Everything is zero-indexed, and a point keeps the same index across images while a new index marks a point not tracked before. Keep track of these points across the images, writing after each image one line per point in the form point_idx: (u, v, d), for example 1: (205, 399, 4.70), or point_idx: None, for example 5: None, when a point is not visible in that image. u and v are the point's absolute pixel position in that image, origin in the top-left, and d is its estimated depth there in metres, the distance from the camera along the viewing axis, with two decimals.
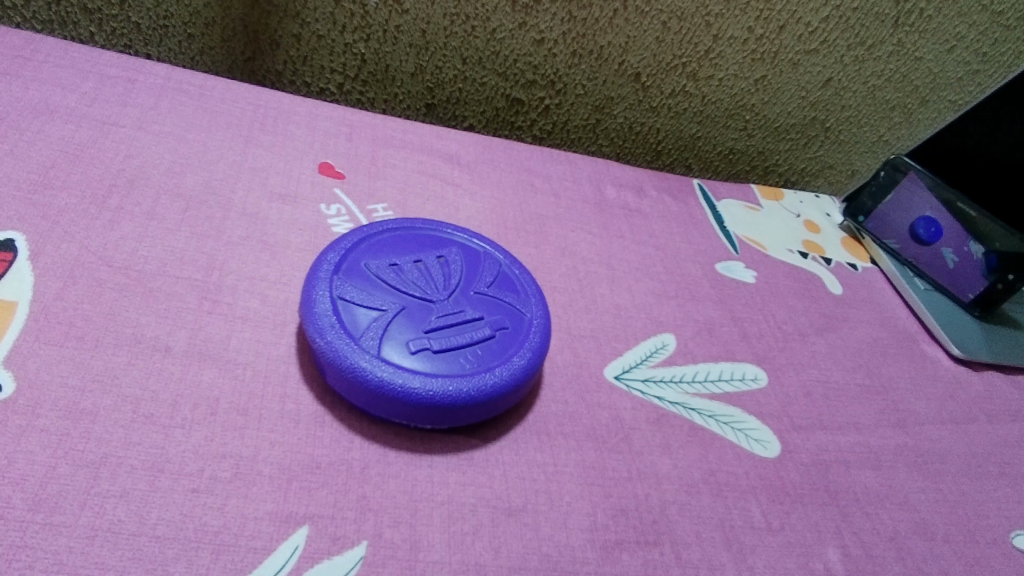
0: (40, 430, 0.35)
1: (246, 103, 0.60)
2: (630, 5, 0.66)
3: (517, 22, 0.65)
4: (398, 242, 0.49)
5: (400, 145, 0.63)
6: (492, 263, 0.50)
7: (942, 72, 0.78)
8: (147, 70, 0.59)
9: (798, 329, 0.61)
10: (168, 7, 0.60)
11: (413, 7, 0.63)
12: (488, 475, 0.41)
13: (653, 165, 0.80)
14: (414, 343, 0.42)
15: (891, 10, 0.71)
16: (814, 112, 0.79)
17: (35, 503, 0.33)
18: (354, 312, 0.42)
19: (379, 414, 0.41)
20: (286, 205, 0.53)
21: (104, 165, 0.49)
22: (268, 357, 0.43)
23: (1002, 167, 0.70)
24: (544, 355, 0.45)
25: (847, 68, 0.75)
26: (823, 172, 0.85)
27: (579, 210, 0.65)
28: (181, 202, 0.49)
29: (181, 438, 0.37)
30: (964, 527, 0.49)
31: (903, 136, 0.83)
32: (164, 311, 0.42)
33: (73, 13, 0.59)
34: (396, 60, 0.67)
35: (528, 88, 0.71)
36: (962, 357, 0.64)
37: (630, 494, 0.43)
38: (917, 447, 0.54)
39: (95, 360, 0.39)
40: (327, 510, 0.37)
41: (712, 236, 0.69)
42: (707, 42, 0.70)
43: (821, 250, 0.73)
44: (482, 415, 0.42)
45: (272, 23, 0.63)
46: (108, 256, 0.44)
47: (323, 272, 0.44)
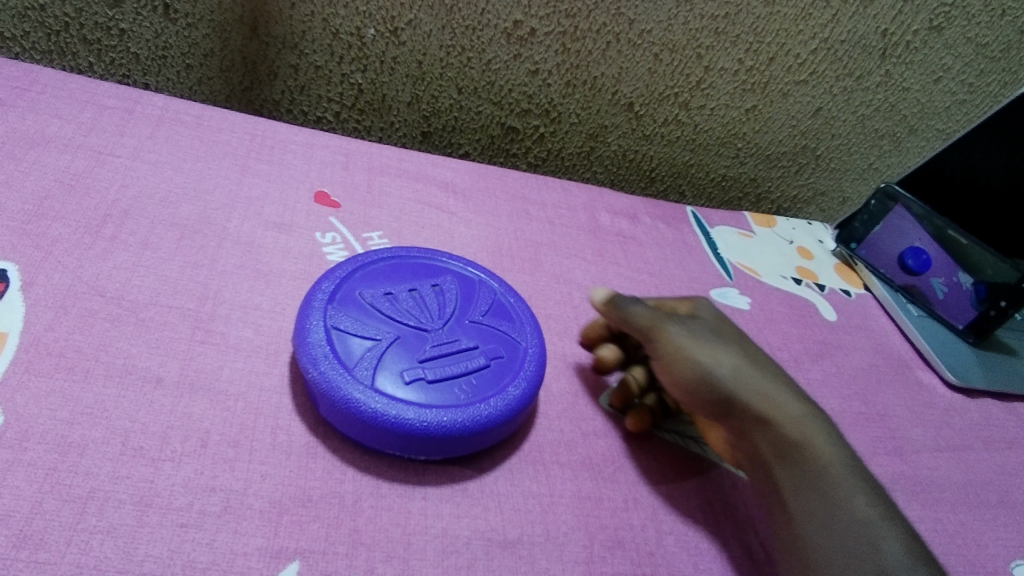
0: (27, 464, 0.35)
1: (244, 133, 0.61)
2: (623, 38, 0.67)
3: (512, 54, 0.66)
4: (392, 271, 0.49)
5: (396, 173, 0.64)
6: (487, 291, 0.50)
7: (929, 101, 0.79)
8: (145, 101, 0.59)
9: (793, 356, 0.61)
10: (167, 39, 0.61)
11: (409, 39, 0.64)
12: (483, 507, 0.41)
13: (647, 191, 0.81)
14: (408, 373, 0.42)
15: (878, 43, 0.73)
16: (805, 140, 0.80)
17: (19, 540, 0.32)
18: (348, 343, 0.42)
19: (373, 444, 0.41)
20: (281, 234, 0.53)
21: (101, 196, 0.50)
22: (260, 387, 0.42)
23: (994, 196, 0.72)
24: (540, 383, 0.45)
25: (836, 97, 0.77)
26: (815, 198, 0.86)
27: (573, 237, 0.66)
28: (176, 231, 0.50)
29: (170, 471, 0.36)
30: (964, 557, 0.49)
31: (894, 163, 0.84)
32: (157, 342, 0.42)
33: (72, 44, 0.60)
34: (393, 90, 0.68)
35: (523, 117, 0.72)
36: (958, 384, 0.64)
37: (626, 525, 0.43)
38: (915, 475, 0.54)
39: (84, 392, 0.38)
40: (318, 544, 0.36)
41: (706, 262, 0.69)
42: (699, 74, 0.71)
43: (815, 276, 0.74)
44: (477, 446, 0.42)
45: (270, 55, 0.63)
46: (101, 286, 0.44)
47: (317, 302, 0.44)
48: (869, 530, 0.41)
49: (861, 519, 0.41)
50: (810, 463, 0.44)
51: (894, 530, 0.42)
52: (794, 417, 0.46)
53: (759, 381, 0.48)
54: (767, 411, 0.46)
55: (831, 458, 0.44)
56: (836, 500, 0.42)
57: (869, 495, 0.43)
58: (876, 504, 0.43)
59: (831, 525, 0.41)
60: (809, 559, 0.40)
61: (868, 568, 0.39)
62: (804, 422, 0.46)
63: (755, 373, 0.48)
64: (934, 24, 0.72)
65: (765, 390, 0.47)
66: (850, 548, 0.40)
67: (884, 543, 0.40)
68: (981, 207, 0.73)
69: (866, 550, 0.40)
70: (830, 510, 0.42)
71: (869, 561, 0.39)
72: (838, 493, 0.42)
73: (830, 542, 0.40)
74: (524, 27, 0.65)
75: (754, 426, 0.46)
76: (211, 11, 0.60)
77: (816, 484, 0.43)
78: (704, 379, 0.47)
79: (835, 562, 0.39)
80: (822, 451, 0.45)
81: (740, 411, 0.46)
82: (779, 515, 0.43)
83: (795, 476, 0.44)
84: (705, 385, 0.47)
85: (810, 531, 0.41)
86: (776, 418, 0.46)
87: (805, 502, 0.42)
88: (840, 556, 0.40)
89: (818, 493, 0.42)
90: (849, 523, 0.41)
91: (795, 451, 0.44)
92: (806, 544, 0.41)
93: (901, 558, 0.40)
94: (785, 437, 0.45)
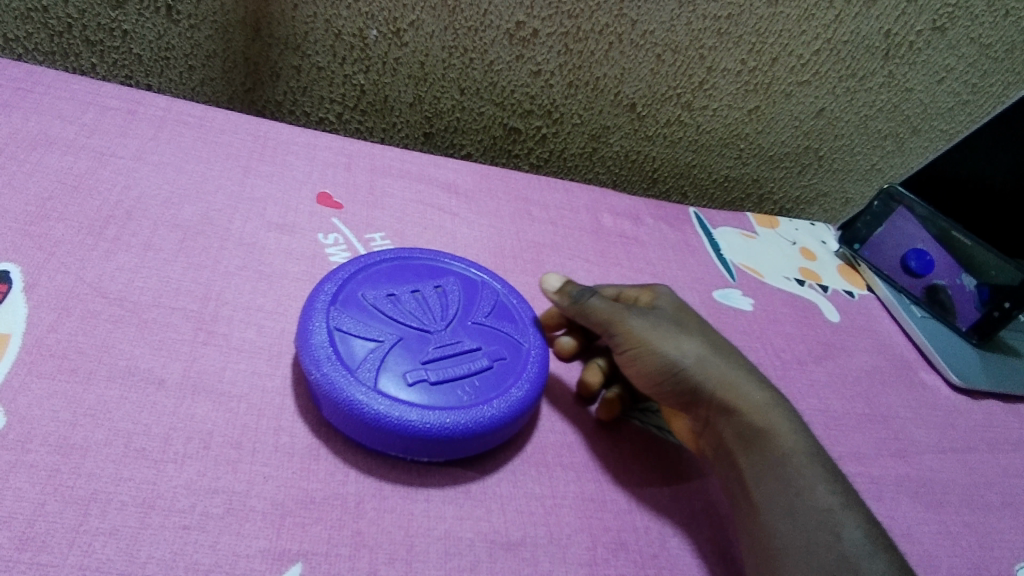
0: (30, 465, 0.34)
1: (247, 134, 0.61)
2: (625, 39, 0.67)
3: (514, 55, 0.66)
4: (396, 272, 0.49)
5: (398, 174, 0.64)
6: (489, 293, 0.50)
7: (932, 102, 0.79)
8: (147, 102, 0.59)
9: (796, 357, 0.61)
10: (170, 40, 0.61)
11: (412, 40, 0.64)
12: (485, 509, 0.41)
13: (650, 192, 0.81)
14: (411, 375, 0.41)
15: (881, 43, 0.72)
16: (808, 141, 0.80)
17: (22, 542, 0.32)
18: (351, 344, 0.42)
19: (375, 446, 0.40)
20: (283, 235, 0.53)
21: (103, 197, 0.50)
22: (263, 389, 0.42)
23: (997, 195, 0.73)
24: (542, 385, 0.45)
25: (840, 98, 0.76)
26: (818, 199, 0.87)
27: (576, 238, 0.66)
28: (178, 232, 0.49)
29: (173, 473, 0.36)
30: (969, 560, 0.48)
31: (897, 164, 0.84)
32: (159, 343, 0.42)
33: (75, 45, 0.60)
34: (396, 91, 0.68)
35: (525, 118, 0.72)
36: (962, 386, 0.64)
37: (629, 527, 0.43)
38: (919, 477, 0.53)
39: (87, 394, 0.38)
40: (321, 546, 0.36)
41: (709, 263, 0.69)
42: (701, 74, 0.71)
43: (818, 277, 0.73)
44: (479, 447, 0.42)
45: (273, 56, 0.63)
46: (104, 288, 0.44)
47: (319, 303, 0.44)
48: (831, 517, 0.39)
49: (823, 507, 0.39)
50: (773, 451, 0.42)
51: (856, 515, 0.40)
52: (758, 404, 0.44)
53: (724, 366, 0.45)
54: (731, 399, 0.44)
55: (797, 446, 0.42)
56: (799, 487, 0.40)
57: (834, 481, 0.41)
58: (839, 490, 0.41)
59: (793, 513, 0.39)
60: (771, 549, 0.38)
61: (830, 556, 0.37)
62: (767, 410, 0.44)
63: (720, 360, 0.46)
64: (937, 24, 0.72)
65: (729, 377, 0.45)
66: (814, 538, 0.38)
67: (845, 530, 0.38)
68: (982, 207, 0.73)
69: (828, 538, 0.38)
70: (792, 498, 0.40)
71: (831, 550, 0.37)
72: (801, 481, 0.40)
73: (792, 532, 0.39)
74: (527, 28, 0.65)
75: (718, 416, 0.44)
76: (214, 12, 0.60)
77: (780, 472, 0.41)
78: (666, 370, 0.45)
79: (795, 551, 0.38)
80: (787, 438, 0.42)
81: (703, 401, 0.45)
82: (742, 504, 0.42)
83: (758, 465, 0.42)
84: (667, 376, 0.45)
85: (772, 520, 0.39)
86: (740, 406, 0.44)
87: (769, 491, 0.40)
88: (802, 544, 0.38)
89: (782, 482, 0.41)
90: (812, 511, 0.39)
91: (759, 439, 0.42)
92: (768, 535, 0.39)
93: (861, 543, 0.38)
94: (749, 426, 0.43)
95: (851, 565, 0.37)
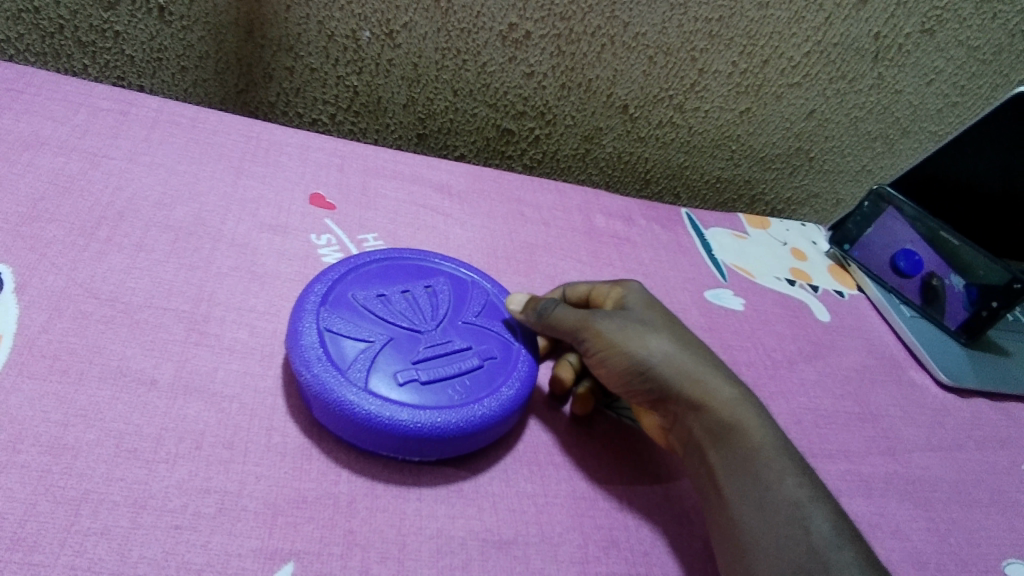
0: (21, 466, 0.34)
1: (240, 135, 0.61)
2: (617, 40, 0.67)
3: (507, 57, 0.67)
4: (385, 272, 0.49)
5: (391, 175, 0.64)
6: (479, 292, 0.50)
7: (921, 104, 0.80)
8: (140, 103, 0.59)
9: (786, 356, 0.61)
10: (162, 41, 0.61)
11: (405, 41, 0.64)
12: (477, 508, 0.41)
13: (642, 193, 0.82)
14: (402, 375, 0.42)
15: (871, 45, 0.73)
16: (798, 142, 0.81)
17: (13, 543, 0.32)
18: (342, 345, 0.42)
19: (367, 446, 0.41)
20: (276, 236, 0.53)
21: (94, 198, 0.50)
22: (255, 389, 0.42)
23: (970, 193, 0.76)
24: (533, 384, 0.45)
25: (830, 100, 0.77)
26: (809, 201, 0.87)
27: (568, 238, 0.66)
28: (170, 233, 0.50)
29: (164, 473, 0.37)
30: (957, 556, 0.49)
31: (886, 165, 0.85)
32: (151, 344, 0.42)
33: (66, 46, 0.60)
34: (389, 92, 0.68)
35: (518, 119, 0.72)
36: (950, 384, 0.65)
37: (620, 525, 0.43)
38: (908, 475, 0.54)
39: (78, 394, 0.38)
40: (313, 545, 0.36)
41: (700, 264, 0.69)
42: (692, 76, 0.72)
43: (808, 277, 0.74)
44: (470, 446, 0.42)
45: (266, 57, 0.64)
46: (96, 288, 0.44)
47: (310, 304, 0.44)
48: (799, 510, 0.38)
49: (791, 500, 0.38)
50: (742, 446, 0.41)
51: (824, 508, 0.38)
52: (727, 399, 0.43)
53: (694, 362, 0.44)
54: (699, 395, 0.43)
55: (767, 440, 0.41)
56: (767, 482, 0.39)
57: (804, 474, 0.40)
58: (809, 484, 0.39)
59: (762, 508, 0.38)
60: (740, 545, 0.38)
61: (796, 550, 0.36)
62: (736, 404, 0.43)
63: (688, 356, 0.45)
64: (926, 27, 0.73)
65: (697, 373, 0.44)
66: (782, 533, 0.37)
67: (815, 522, 0.37)
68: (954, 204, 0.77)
69: (796, 532, 0.37)
70: (758, 493, 0.39)
71: (798, 544, 0.36)
72: (769, 475, 0.39)
73: (760, 528, 0.38)
74: (519, 30, 0.65)
75: (687, 412, 0.43)
76: (206, 13, 0.60)
77: (748, 467, 0.40)
78: (633, 368, 0.44)
79: (763, 547, 0.37)
80: (757, 433, 0.41)
81: (671, 398, 0.44)
82: (713, 499, 0.41)
83: (727, 460, 0.41)
84: (635, 374, 0.44)
85: (741, 516, 0.39)
86: (708, 402, 0.43)
87: (737, 486, 0.40)
88: (770, 540, 0.37)
89: (750, 477, 0.40)
90: (779, 505, 0.38)
91: (726, 434, 0.41)
92: (737, 533, 0.38)
93: (830, 535, 0.37)
94: (718, 422, 0.42)
95: (820, 560, 0.36)
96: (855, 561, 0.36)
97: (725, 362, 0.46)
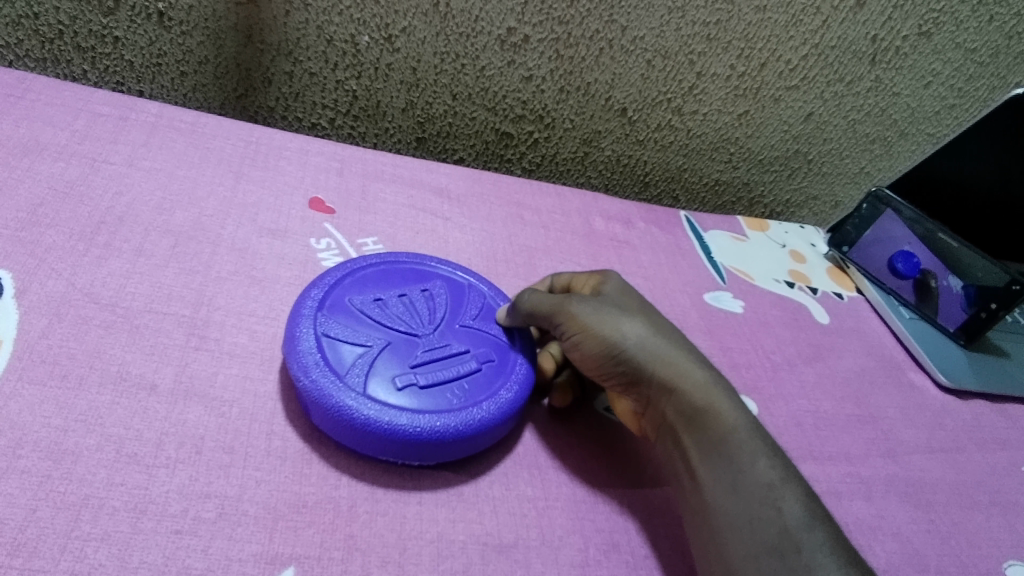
0: (21, 471, 0.34)
1: (239, 139, 0.61)
2: (615, 44, 0.68)
3: (506, 61, 0.67)
4: (382, 276, 0.49)
5: (391, 179, 0.64)
6: (477, 295, 0.50)
7: (919, 106, 0.80)
8: (139, 108, 0.59)
9: (786, 358, 0.61)
10: (162, 46, 0.61)
11: (404, 46, 0.64)
12: (478, 511, 0.41)
13: (641, 196, 0.82)
14: (400, 379, 0.42)
15: (868, 48, 0.73)
16: (796, 145, 0.81)
17: (13, 548, 0.32)
18: (339, 349, 0.42)
19: (366, 451, 0.41)
20: (276, 240, 0.53)
21: (94, 203, 0.50)
22: (255, 394, 0.42)
23: (969, 196, 0.76)
24: (532, 386, 0.45)
25: (828, 102, 0.77)
26: (808, 203, 0.88)
27: (567, 241, 0.66)
28: (170, 238, 0.50)
29: (165, 478, 0.36)
30: (957, 558, 0.49)
31: (884, 167, 0.85)
32: (151, 349, 0.42)
33: (66, 52, 0.60)
34: (387, 97, 0.68)
35: (518, 122, 0.72)
36: (949, 386, 0.65)
37: (621, 528, 0.43)
38: (908, 476, 0.54)
39: (78, 399, 0.38)
40: (314, 550, 0.36)
41: (699, 267, 0.69)
42: (690, 79, 0.72)
43: (807, 279, 0.74)
44: (470, 450, 0.42)
45: (265, 62, 0.64)
46: (96, 294, 0.44)
47: (307, 309, 0.44)
48: (772, 492, 0.38)
49: (764, 482, 0.39)
50: (715, 429, 0.41)
51: (797, 489, 0.39)
52: (700, 383, 0.43)
53: (666, 345, 0.44)
54: (672, 378, 0.43)
55: (739, 423, 0.41)
56: (740, 464, 0.39)
57: (776, 456, 0.40)
58: (780, 465, 0.40)
59: (736, 490, 0.39)
60: (713, 527, 0.38)
61: (770, 531, 0.37)
62: (709, 388, 0.43)
63: (662, 339, 0.44)
64: (923, 30, 0.73)
65: (670, 356, 0.44)
66: (755, 513, 0.38)
67: (787, 504, 0.38)
68: (958, 210, 0.77)
69: (768, 513, 0.37)
70: (732, 475, 0.39)
71: (771, 525, 0.37)
72: (741, 458, 0.40)
73: (734, 509, 0.38)
74: (518, 34, 0.65)
75: (660, 396, 0.43)
76: (205, 18, 0.60)
77: (721, 450, 0.40)
78: (606, 352, 0.44)
79: (737, 529, 0.37)
80: (729, 415, 0.41)
81: (644, 382, 0.44)
82: (687, 481, 0.41)
83: (700, 444, 0.41)
84: (608, 358, 0.44)
85: (716, 499, 0.39)
86: (680, 385, 0.42)
87: (711, 469, 0.40)
88: (744, 521, 0.37)
89: (724, 459, 0.40)
90: (753, 487, 0.38)
91: (699, 418, 0.41)
92: (709, 513, 0.39)
93: (802, 516, 0.37)
94: (690, 405, 0.42)
95: (794, 541, 0.36)
96: (827, 540, 0.36)
97: (698, 347, 0.46)
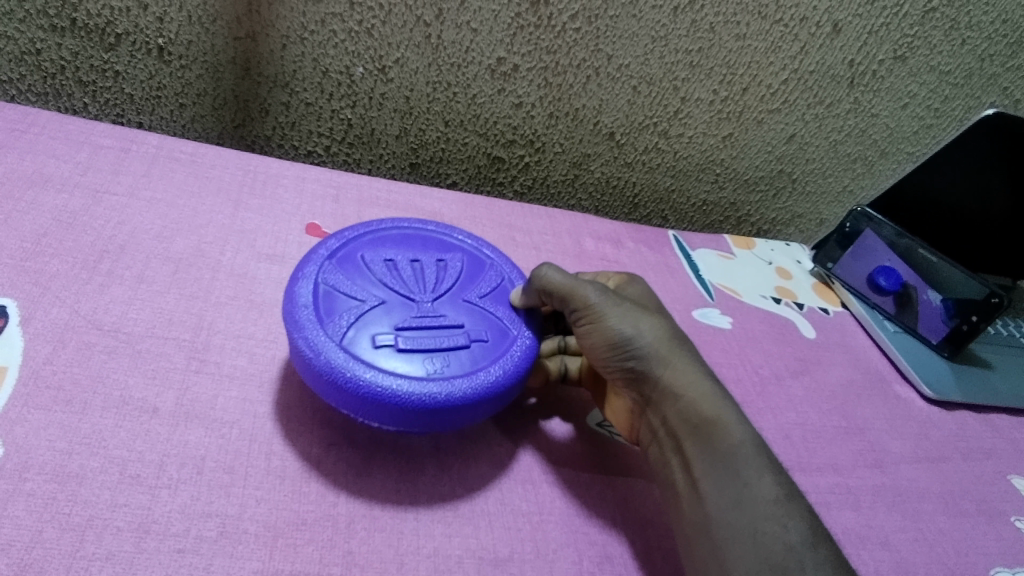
0: (27, 494, 0.35)
1: (237, 169, 0.62)
2: (602, 71, 0.70)
3: (496, 89, 0.69)
4: (403, 241, 0.51)
5: (386, 204, 0.65)
6: (493, 276, 0.51)
7: (897, 126, 0.83)
8: (140, 140, 0.61)
9: (774, 373, 0.63)
10: (161, 80, 0.63)
11: (397, 76, 0.67)
12: (474, 526, 0.42)
13: (631, 216, 0.84)
14: (381, 337, 0.43)
15: (846, 73, 0.76)
16: (780, 165, 0.84)
17: (19, 568, 0.33)
18: (334, 298, 0.44)
19: (330, 402, 0.42)
20: (274, 265, 0.55)
21: (96, 232, 0.51)
22: (255, 415, 0.43)
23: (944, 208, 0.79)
24: (519, 374, 0.44)
25: (808, 125, 0.80)
26: (794, 221, 0.91)
27: (558, 261, 0.68)
28: (171, 265, 0.51)
29: (167, 498, 0.37)
30: (945, 565, 0.50)
31: (867, 186, 0.88)
32: (152, 372, 0.43)
33: (67, 86, 0.62)
34: (382, 124, 0.70)
35: (508, 147, 0.74)
36: (934, 397, 0.66)
37: (615, 541, 0.44)
38: (895, 486, 0.55)
39: (82, 423, 0.39)
40: (313, 566, 0.37)
41: (688, 284, 0.71)
42: (675, 104, 0.75)
43: (794, 295, 0.76)
44: (434, 425, 0.42)
45: (261, 93, 0.66)
46: (99, 320, 0.45)
47: (319, 255, 0.47)
48: (778, 508, 0.39)
49: (769, 498, 0.39)
50: (719, 440, 0.42)
51: (800, 506, 0.40)
52: (705, 393, 0.44)
53: (680, 351, 0.46)
54: (680, 384, 0.44)
55: (744, 440, 0.42)
56: (746, 479, 0.40)
57: (779, 472, 0.41)
58: (785, 482, 0.41)
59: (741, 504, 0.39)
60: (717, 541, 0.39)
61: (775, 546, 0.38)
62: (715, 400, 0.44)
63: (677, 346, 0.46)
64: (898, 54, 0.76)
65: (680, 363, 0.45)
66: (762, 529, 0.38)
67: (792, 521, 0.39)
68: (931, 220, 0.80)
69: (774, 529, 0.38)
70: (739, 489, 0.40)
71: (776, 541, 0.38)
72: (749, 472, 0.40)
73: (739, 523, 0.39)
74: (507, 64, 0.68)
75: (665, 400, 0.44)
76: (204, 52, 0.62)
77: (725, 463, 0.41)
78: (618, 347, 0.45)
79: (742, 543, 0.38)
80: (735, 430, 0.42)
81: (650, 385, 0.45)
82: (686, 490, 0.42)
83: (705, 453, 0.42)
84: (620, 354, 0.45)
85: (720, 511, 0.40)
86: (687, 393, 0.44)
87: (715, 481, 0.41)
88: (748, 535, 0.38)
89: (729, 473, 0.41)
90: (757, 502, 0.39)
91: (703, 427, 0.42)
92: (713, 528, 0.40)
93: (805, 534, 0.38)
94: (696, 414, 0.43)
95: (796, 556, 0.37)
96: (829, 560, 0.38)
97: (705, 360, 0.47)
